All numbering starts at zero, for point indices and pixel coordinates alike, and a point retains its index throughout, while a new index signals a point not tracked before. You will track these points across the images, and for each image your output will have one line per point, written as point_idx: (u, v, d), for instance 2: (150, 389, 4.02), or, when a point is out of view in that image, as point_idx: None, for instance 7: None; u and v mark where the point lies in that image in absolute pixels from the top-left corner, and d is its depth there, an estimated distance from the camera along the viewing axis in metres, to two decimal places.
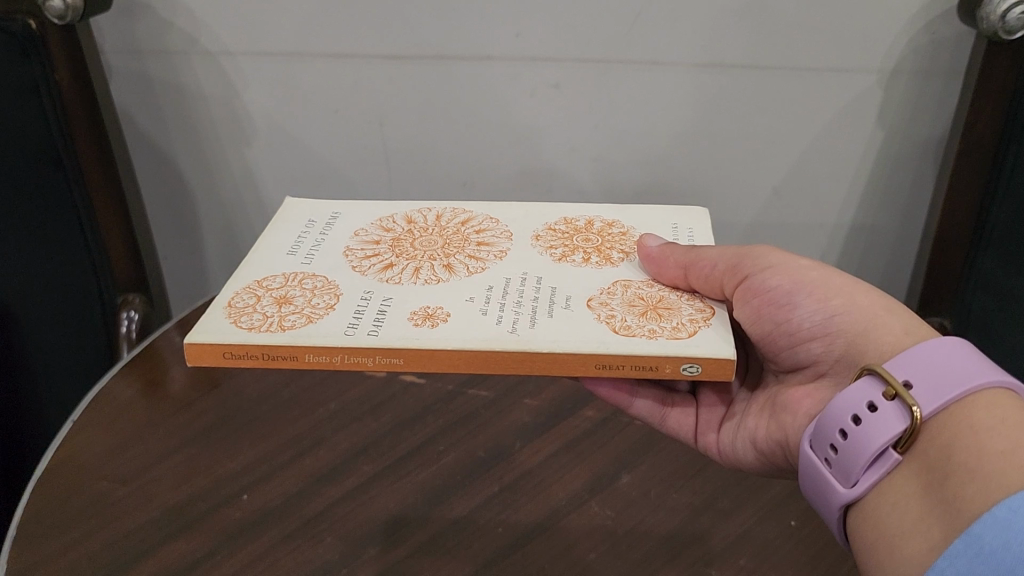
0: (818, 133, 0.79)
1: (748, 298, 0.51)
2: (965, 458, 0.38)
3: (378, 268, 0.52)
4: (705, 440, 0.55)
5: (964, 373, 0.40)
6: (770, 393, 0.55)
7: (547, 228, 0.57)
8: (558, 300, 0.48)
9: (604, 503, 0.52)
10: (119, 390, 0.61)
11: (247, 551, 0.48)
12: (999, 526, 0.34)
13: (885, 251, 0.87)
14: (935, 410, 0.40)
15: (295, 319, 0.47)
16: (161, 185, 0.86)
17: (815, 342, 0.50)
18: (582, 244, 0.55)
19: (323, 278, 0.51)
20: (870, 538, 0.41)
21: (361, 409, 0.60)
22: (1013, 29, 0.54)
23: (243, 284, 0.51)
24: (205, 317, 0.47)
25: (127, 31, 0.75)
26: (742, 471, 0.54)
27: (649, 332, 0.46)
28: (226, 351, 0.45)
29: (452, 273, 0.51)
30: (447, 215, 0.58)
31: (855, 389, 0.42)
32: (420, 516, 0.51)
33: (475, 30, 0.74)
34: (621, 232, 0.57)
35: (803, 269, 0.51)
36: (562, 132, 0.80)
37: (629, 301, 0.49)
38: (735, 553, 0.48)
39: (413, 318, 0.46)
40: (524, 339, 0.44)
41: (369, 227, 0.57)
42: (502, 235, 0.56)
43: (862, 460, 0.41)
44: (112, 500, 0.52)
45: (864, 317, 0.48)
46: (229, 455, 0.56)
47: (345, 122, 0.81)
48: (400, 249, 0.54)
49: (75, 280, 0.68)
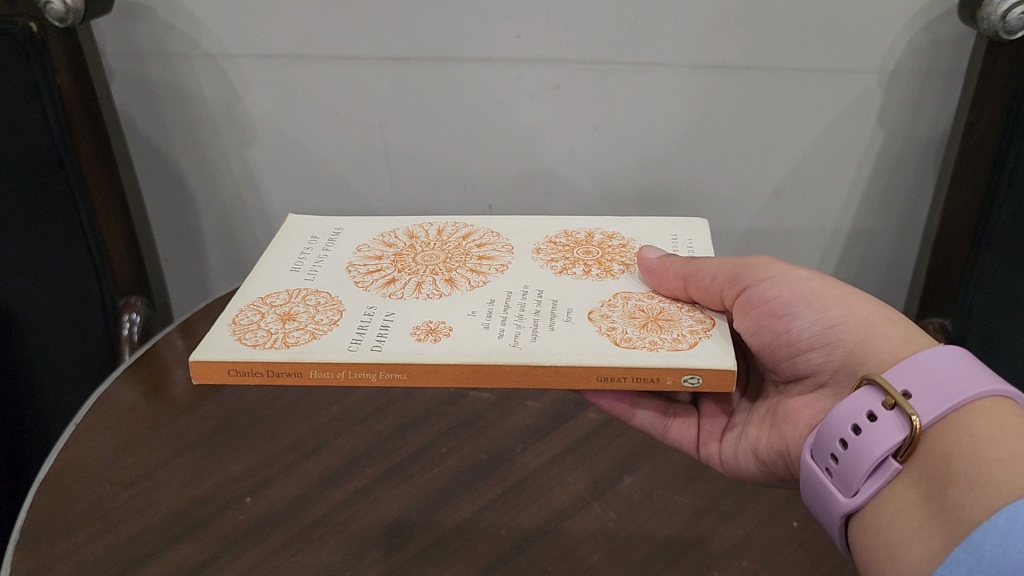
0: (818, 135, 0.79)
1: (748, 309, 0.51)
2: (965, 467, 0.38)
3: (380, 283, 0.52)
4: (708, 452, 0.56)
5: (962, 382, 0.40)
6: (771, 403, 0.56)
7: (548, 241, 0.57)
8: (559, 313, 0.49)
9: (606, 506, 0.52)
10: (120, 394, 0.61)
11: (252, 554, 0.49)
12: (999, 534, 0.35)
13: (884, 254, 0.87)
14: (935, 420, 0.40)
15: (299, 335, 0.47)
16: (162, 189, 0.87)
17: (815, 351, 0.50)
18: (582, 256, 0.56)
19: (326, 293, 0.51)
20: (872, 547, 0.41)
21: (364, 413, 0.60)
22: (1014, 29, 0.55)
23: (246, 300, 0.51)
24: (210, 335, 0.47)
25: (129, 36, 0.75)
26: (743, 479, 0.54)
27: (650, 344, 0.46)
28: (231, 367, 0.45)
29: (454, 287, 0.51)
30: (448, 229, 0.59)
31: (854, 399, 0.43)
32: (423, 519, 0.51)
33: (474, 34, 0.74)
34: (621, 243, 0.57)
35: (802, 279, 0.51)
36: (562, 135, 0.80)
37: (629, 313, 0.49)
38: (736, 556, 0.48)
39: (416, 333, 0.47)
40: (527, 352, 0.45)
41: (371, 242, 0.57)
42: (503, 248, 0.56)
43: (862, 470, 0.41)
44: (117, 503, 0.52)
45: (863, 327, 0.48)
46: (230, 459, 0.56)
47: (346, 124, 0.81)
48: (402, 263, 0.54)
49: (77, 283, 0.68)
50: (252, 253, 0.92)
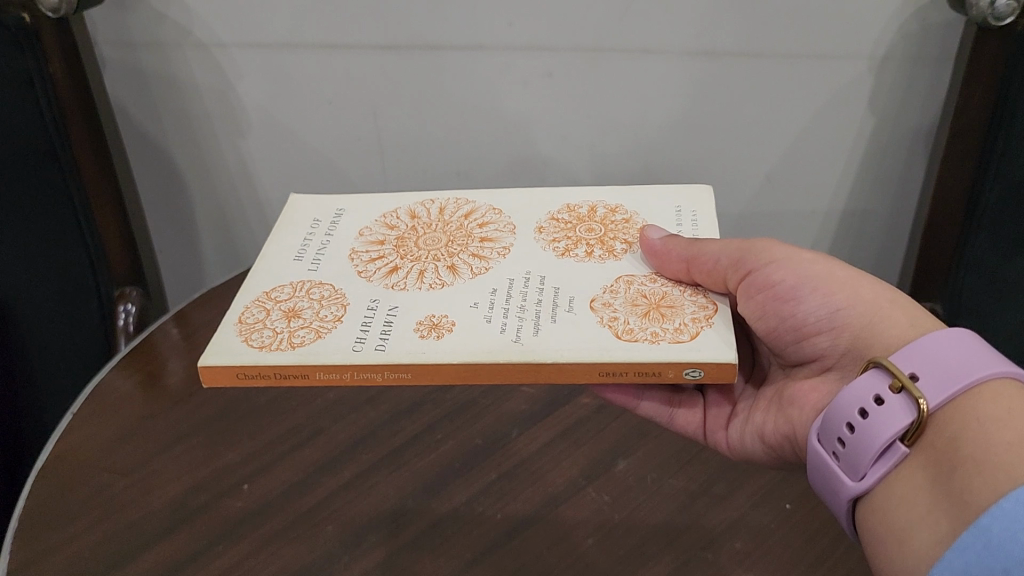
0: (809, 121, 0.79)
1: (753, 292, 0.50)
2: (973, 451, 0.38)
3: (383, 272, 0.51)
4: (715, 437, 0.55)
5: (970, 365, 0.40)
6: (777, 385, 0.55)
7: (550, 218, 0.56)
8: (561, 303, 0.48)
9: (602, 489, 0.52)
10: (117, 384, 0.61)
11: (249, 541, 0.49)
12: (1007, 518, 0.34)
13: (877, 236, 0.88)
14: (942, 402, 0.40)
15: (304, 335, 0.47)
16: (157, 179, 0.87)
17: (821, 335, 0.49)
18: (585, 234, 0.54)
19: (330, 286, 0.51)
20: (879, 531, 0.41)
21: (361, 399, 0.60)
22: (1002, 16, 0.55)
23: (251, 296, 0.50)
24: (216, 336, 0.47)
25: (120, 26, 0.75)
26: (751, 461, 0.53)
27: (651, 336, 0.45)
28: (240, 371, 0.45)
29: (456, 275, 0.51)
30: (450, 207, 0.58)
31: (861, 383, 0.42)
32: (420, 505, 0.52)
33: (466, 25, 0.74)
34: (624, 218, 0.56)
35: (808, 262, 0.50)
36: (553, 124, 0.81)
37: (631, 300, 0.48)
38: (732, 537, 0.49)
39: (419, 329, 0.46)
40: (529, 348, 0.44)
41: (373, 225, 0.56)
42: (504, 228, 0.55)
43: (870, 454, 0.41)
44: (114, 493, 0.52)
45: (869, 310, 0.47)
46: (228, 446, 0.56)
47: (340, 114, 0.81)
48: (404, 249, 0.54)
49: (74, 277, 0.68)
50: (246, 241, 0.92)
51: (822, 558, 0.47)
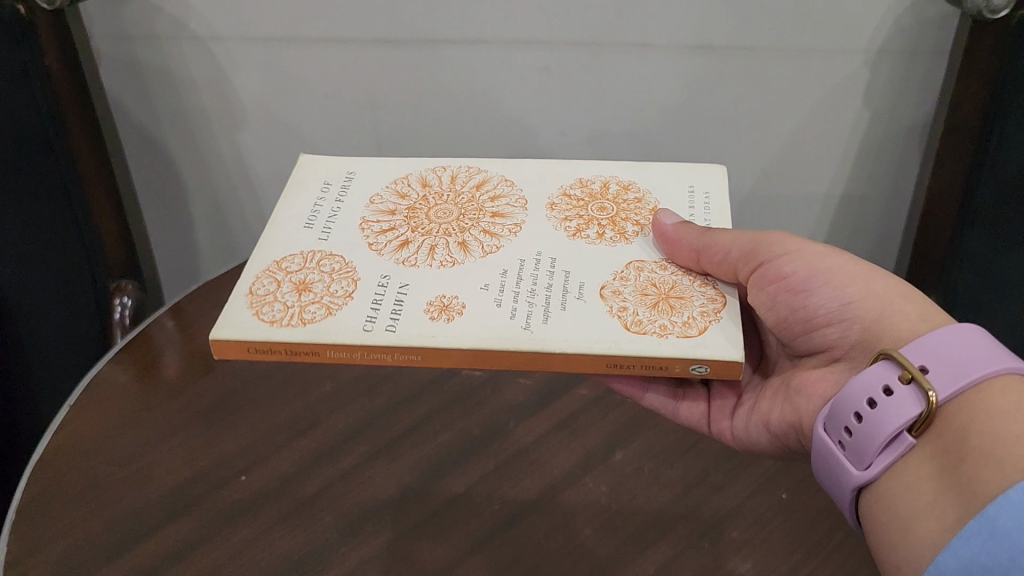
0: (804, 115, 0.79)
1: (764, 284, 0.50)
2: (981, 443, 0.38)
3: (394, 246, 0.51)
4: (719, 426, 0.54)
5: (980, 361, 0.40)
6: (785, 375, 0.53)
7: (562, 194, 0.55)
8: (572, 289, 0.48)
9: (599, 479, 0.52)
10: (110, 374, 0.60)
11: (246, 530, 0.49)
12: (1015, 508, 0.35)
13: (874, 226, 0.88)
14: (951, 396, 0.40)
15: (315, 311, 0.46)
16: (151, 169, 0.87)
17: (831, 327, 0.49)
18: (596, 213, 0.54)
19: (340, 258, 0.50)
20: (882, 521, 0.41)
21: (360, 387, 0.59)
22: (997, 8, 0.55)
23: (261, 265, 0.49)
24: (227, 306, 0.47)
25: (116, 19, 0.74)
26: (753, 451, 0.53)
27: (659, 328, 0.45)
28: (250, 346, 0.45)
29: (467, 252, 0.50)
30: (461, 176, 0.57)
31: (870, 373, 0.42)
32: (420, 491, 0.52)
33: (463, 19, 0.73)
34: (637, 197, 0.55)
35: (820, 255, 0.50)
36: (551, 116, 0.81)
37: (641, 289, 0.48)
38: (727, 526, 0.49)
39: (429, 311, 0.46)
40: (538, 335, 0.44)
41: (384, 192, 0.55)
42: (516, 202, 0.55)
43: (876, 445, 0.41)
44: (108, 485, 0.52)
45: (881, 304, 0.47)
46: (225, 435, 0.56)
47: (337, 105, 0.81)
48: (415, 221, 0.53)
49: (71, 272, 0.68)
50: (241, 231, 0.93)
51: (819, 547, 0.48)
